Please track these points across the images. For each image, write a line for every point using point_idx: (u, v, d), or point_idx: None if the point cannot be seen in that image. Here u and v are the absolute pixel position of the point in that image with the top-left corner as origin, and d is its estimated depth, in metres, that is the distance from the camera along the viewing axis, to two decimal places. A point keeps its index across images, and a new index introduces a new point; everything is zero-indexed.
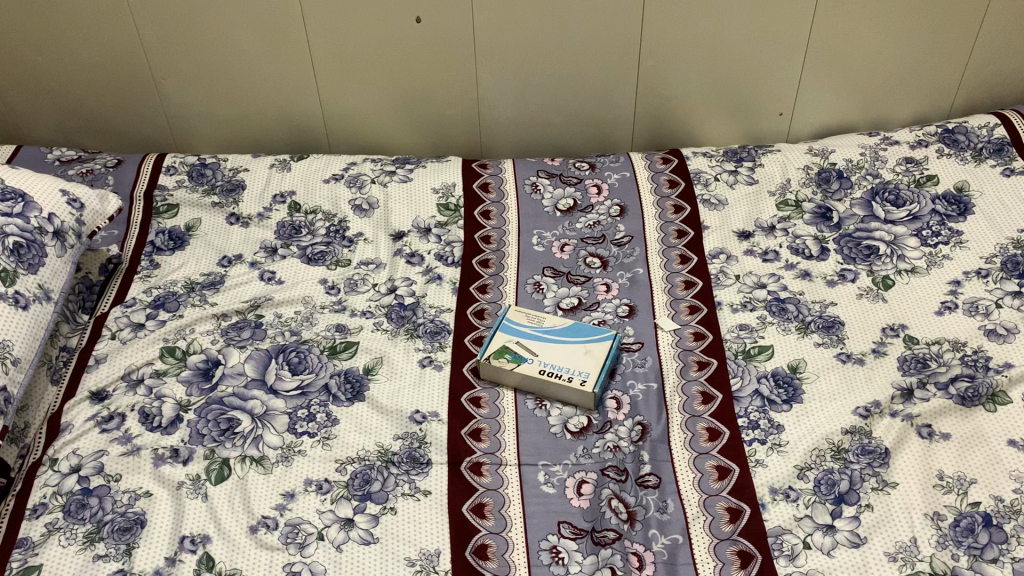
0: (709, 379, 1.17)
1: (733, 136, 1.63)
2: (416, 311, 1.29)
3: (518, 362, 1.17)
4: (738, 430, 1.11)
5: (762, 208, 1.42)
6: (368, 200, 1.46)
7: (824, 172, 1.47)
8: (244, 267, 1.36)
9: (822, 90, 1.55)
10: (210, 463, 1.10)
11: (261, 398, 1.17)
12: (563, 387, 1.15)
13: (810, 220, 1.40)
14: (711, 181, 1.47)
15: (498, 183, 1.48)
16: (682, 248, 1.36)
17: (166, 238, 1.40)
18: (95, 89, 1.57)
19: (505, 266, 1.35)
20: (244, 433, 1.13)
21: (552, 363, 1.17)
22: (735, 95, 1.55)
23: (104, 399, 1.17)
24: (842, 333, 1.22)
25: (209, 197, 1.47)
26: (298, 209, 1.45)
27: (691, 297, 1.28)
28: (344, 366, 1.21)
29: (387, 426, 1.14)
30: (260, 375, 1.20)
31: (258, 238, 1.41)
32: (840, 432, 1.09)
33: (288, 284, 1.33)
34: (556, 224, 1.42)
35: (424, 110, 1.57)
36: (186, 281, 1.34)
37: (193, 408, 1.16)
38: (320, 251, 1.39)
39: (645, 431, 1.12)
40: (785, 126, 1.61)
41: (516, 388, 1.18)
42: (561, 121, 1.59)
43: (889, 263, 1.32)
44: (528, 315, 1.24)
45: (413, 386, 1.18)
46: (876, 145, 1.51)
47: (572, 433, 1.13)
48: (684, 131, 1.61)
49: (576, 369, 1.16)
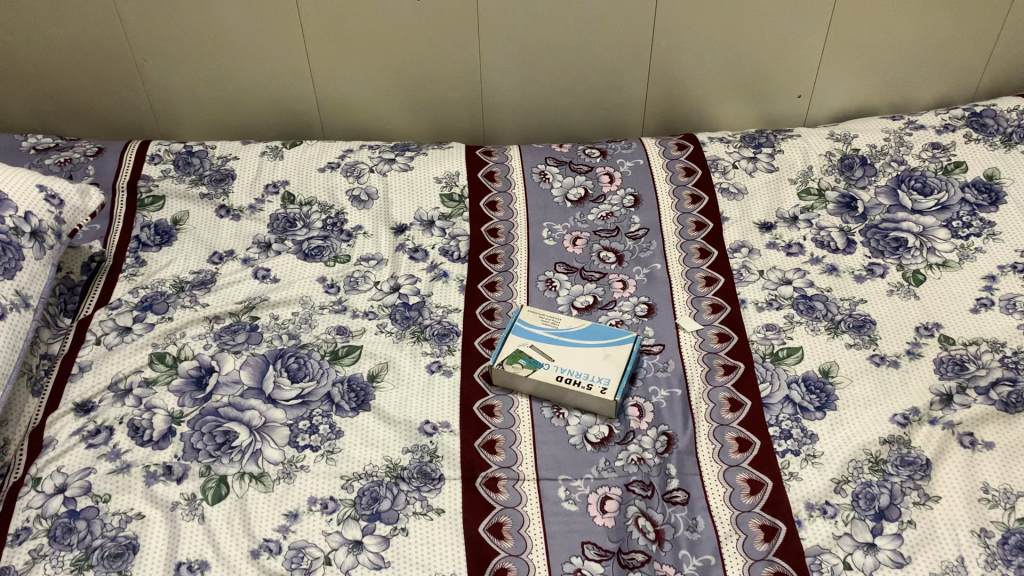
0: (736, 385, 1.10)
1: (748, 120, 1.55)
2: (423, 311, 1.21)
3: (535, 369, 1.10)
4: (769, 440, 1.04)
5: (783, 198, 1.35)
6: (367, 191, 1.37)
7: (847, 159, 1.40)
8: (236, 265, 1.28)
9: (842, 71, 1.47)
10: (206, 481, 1.03)
11: (259, 409, 1.10)
12: (582, 396, 1.08)
13: (833, 211, 1.33)
14: (729, 169, 1.39)
15: (504, 171, 1.40)
16: (700, 241, 1.29)
17: (152, 232, 1.32)
18: (71, 71, 1.47)
19: (515, 261, 1.28)
20: (241, 448, 1.06)
21: (570, 369, 1.10)
22: (752, 77, 1.47)
23: (90, 411, 1.09)
24: (873, 332, 1.16)
25: (197, 187, 1.38)
26: (292, 200, 1.37)
27: (713, 295, 1.21)
28: (347, 373, 1.13)
29: (395, 439, 1.06)
30: (257, 383, 1.12)
31: (250, 231, 1.33)
32: (878, 442, 1.03)
33: (283, 283, 1.25)
34: (567, 216, 1.34)
35: (423, 93, 1.48)
36: (174, 280, 1.25)
37: (186, 421, 1.09)
38: (317, 246, 1.31)
39: (671, 443, 1.05)
40: (803, 109, 1.53)
41: (533, 397, 1.11)
42: (569, 104, 1.50)
43: (918, 257, 1.26)
44: (542, 316, 1.17)
45: (421, 395, 1.11)
46: (900, 130, 1.43)
47: (593, 444, 1.06)
48: (697, 115, 1.54)
49: (594, 377, 1.09)
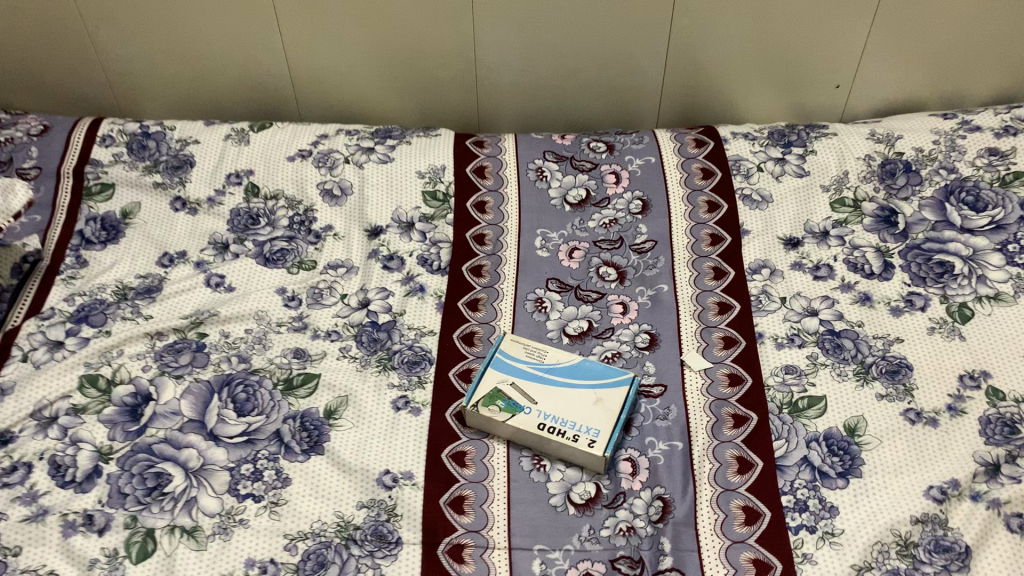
0: (746, 441, 0.95)
1: (778, 112, 1.37)
2: (392, 334, 1.06)
3: (514, 414, 0.95)
4: (782, 512, 0.89)
5: (813, 208, 1.18)
6: (341, 184, 1.22)
7: (889, 164, 1.22)
8: (187, 269, 1.14)
9: (888, 60, 1.28)
10: (131, 535, 0.90)
11: (197, 448, 0.96)
12: (566, 449, 0.94)
13: (870, 226, 1.16)
14: (753, 172, 1.22)
15: (496, 167, 1.24)
16: (715, 259, 1.12)
17: (97, 227, 1.17)
18: (14, 37, 1.31)
19: (502, 275, 1.13)
20: (174, 495, 0.93)
21: (554, 415, 0.95)
22: (784, 64, 1.29)
23: (8, 444, 0.96)
24: (910, 381, 0.99)
25: (151, 175, 1.23)
26: (256, 192, 1.22)
27: (725, 326, 1.05)
28: (301, 407, 0.99)
29: (350, 491, 0.93)
30: (199, 416, 0.99)
31: (207, 229, 1.18)
32: (908, 521, 0.87)
33: (238, 293, 1.10)
34: (565, 222, 1.18)
35: (410, 72, 1.32)
36: (117, 286, 1.11)
37: (114, 458, 0.95)
38: (279, 248, 1.16)
39: (667, 510, 0.90)
40: (841, 101, 1.35)
41: (511, 444, 0.97)
42: (575, 89, 1.33)
43: (966, 286, 1.09)
44: (527, 347, 1.02)
45: (383, 437, 0.97)
46: (953, 131, 1.25)
47: (577, 507, 0.92)
48: (720, 105, 1.36)
49: (580, 427, 0.94)
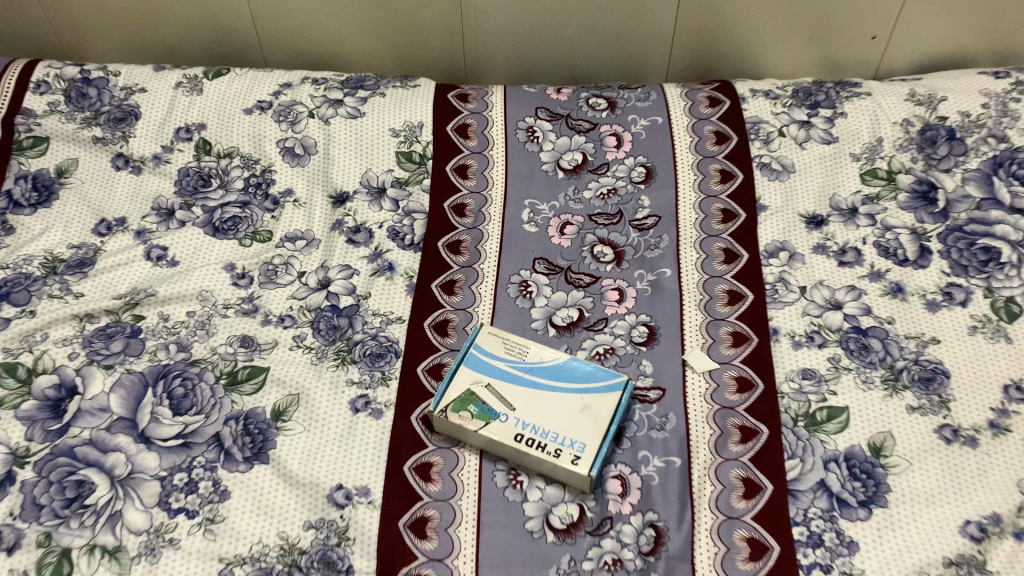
0: (754, 460, 0.82)
1: (805, 67, 1.21)
2: (353, 322, 0.93)
3: (489, 421, 0.83)
4: (793, 547, 0.77)
5: (841, 180, 1.04)
6: (304, 142, 1.07)
7: (930, 130, 1.06)
8: (127, 238, 1.00)
9: (935, 8, 1.12)
10: (44, 556, 0.78)
11: (125, 453, 0.84)
12: (546, 464, 0.81)
13: (905, 202, 1.01)
14: (774, 136, 1.07)
15: (481, 125, 1.09)
16: (727, 239, 0.98)
17: (28, 187, 1.04)
18: None
19: (483, 252, 0.99)
20: (96, 508, 0.80)
21: (535, 424, 0.83)
22: (814, 11, 1.13)
23: None
24: (946, 392, 0.86)
25: (90, 128, 1.09)
26: (207, 150, 1.08)
27: (735, 320, 0.92)
28: (246, 407, 0.87)
29: (296, 509, 0.81)
30: (130, 414, 0.86)
31: (151, 192, 1.05)
32: (941, 564, 0.75)
33: (182, 268, 0.98)
34: (556, 192, 1.04)
35: (387, 14, 1.16)
36: (46, 257, 0.98)
37: (31, 463, 0.83)
38: (231, 216, 1.02)
39: (659, 540, 0.78)
40: (878, 55, 1.19)
41: (485, 455, 0.85)
42: (574, 35, 1.17)
43: (1014, 278, 0.94)
44: (506, 342, 0.89)
45: (337, 445, 0.84)
46: (1005, 93, 1.09)
47: (556, 533, 0.79)
48: (740, 57, 1.20)
49: (563, 439, 0.82)
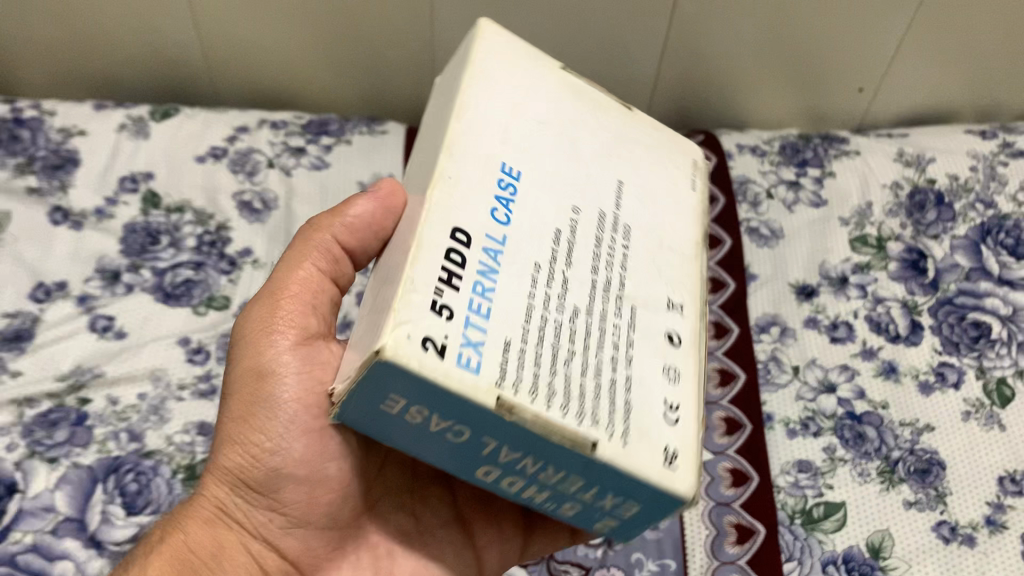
0: (752, 563, 0.78)
1: (788, 115, 1.19)
2: None
3: (573, 510, 0.50)
4: None
5: (830, 245, 1.00)
6: (262, 196, 1.02)
7: (919, 194, 1.03)
8: (68, 306, 0.92)
9: (924, 59, 1.10)
10: None
11: (74, 558, 0.76)
12: (483, 213, 0.48)
13: (895, 273, 0.98)
14: (763, 199, 1.05)
15: None
16: (717, 311, 0.95)
17: None
18: None
19: None
20: None
21: (608, 422, 0.44)
22: (799, 60, 1.11)
23: None
24: (943, 485, 0.83)
25: (23, 175, 1.00)
26: (156, 203, 1.01)
27: (728, 404, 0.89)
28: None
29: None
30: (79, 515, 0.79)
31: (94, 251, 0.96)
32: None
33: (131, 342, 0.90)
34: None
35: (347, 44, 1.10)
36: None
37: None
38: (183, 281, 0.95)
39: None
40: (864, 103, 1.17)
41: (655, 507, 0.46)
42: None
43: (1004, 356, 0.91)
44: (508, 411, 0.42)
45: None
46: (993, 155, 1.06)
47: None
48: (721, 105, 1.18)
49: (509, 194, 0.50)
